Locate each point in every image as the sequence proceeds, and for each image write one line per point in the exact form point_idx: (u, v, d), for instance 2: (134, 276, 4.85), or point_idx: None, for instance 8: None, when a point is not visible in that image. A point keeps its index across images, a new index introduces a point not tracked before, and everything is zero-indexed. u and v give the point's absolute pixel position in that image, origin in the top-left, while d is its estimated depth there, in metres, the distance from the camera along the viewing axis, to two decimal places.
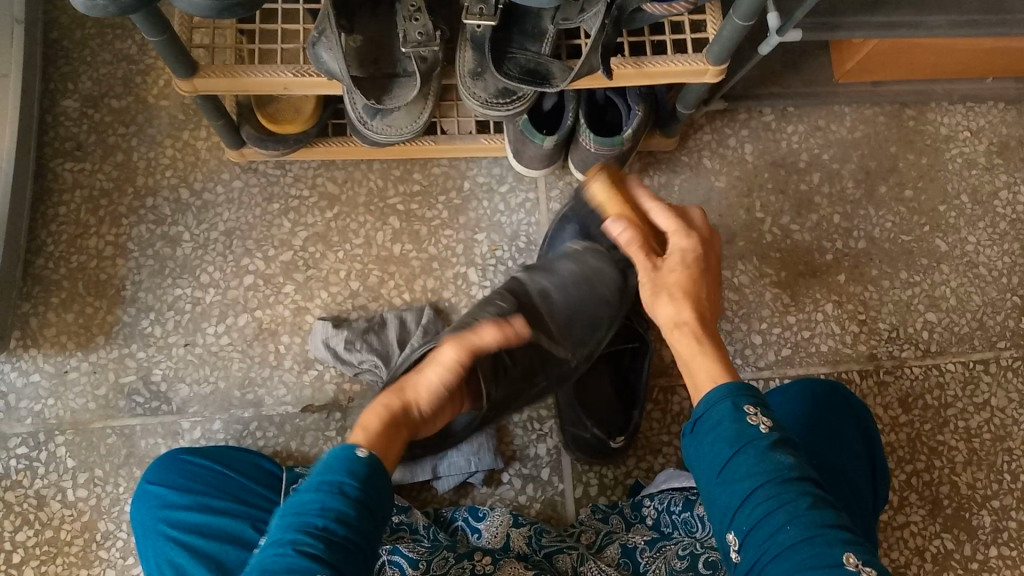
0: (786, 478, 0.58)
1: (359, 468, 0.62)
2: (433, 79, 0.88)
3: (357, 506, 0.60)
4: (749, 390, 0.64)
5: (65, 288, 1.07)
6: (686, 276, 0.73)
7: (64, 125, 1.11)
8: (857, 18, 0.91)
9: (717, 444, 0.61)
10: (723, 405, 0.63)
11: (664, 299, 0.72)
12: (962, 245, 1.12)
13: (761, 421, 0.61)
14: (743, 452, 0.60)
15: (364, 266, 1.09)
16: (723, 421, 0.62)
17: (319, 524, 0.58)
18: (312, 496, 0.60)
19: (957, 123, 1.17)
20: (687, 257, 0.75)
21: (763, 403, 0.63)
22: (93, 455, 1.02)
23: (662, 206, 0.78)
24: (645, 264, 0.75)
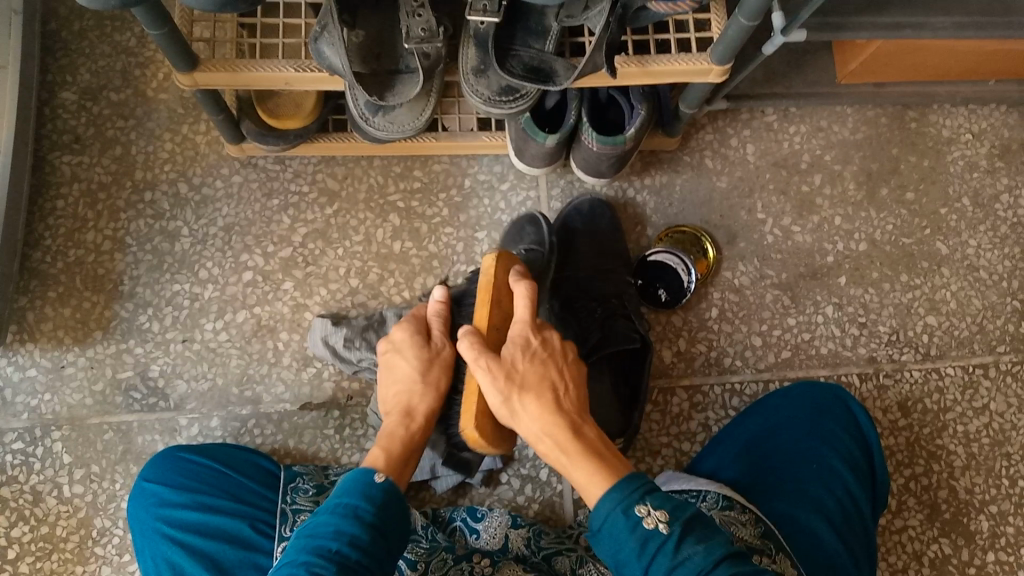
0: (704, 573, 0.59)
1: (375, 493, 0.65)
2: (436, 76, 0.86)
3: (371, 531, 0.63)
4: (631, 484, 0.64)
5: (62, 282, 1.06)
6: (537, 368, 0.73)
7: (62, 118, 1.11)
8: (862, 19, 0.90)
9: (626, 557, 0.61)
10: (615, 517, 0.62)
11: (523, 401, 0.71)
12: (962, 248, 1.12)
13: (655, 519, 0.61)
14: (654, 561, 0.60)
15: (364, 264, 1.08)
16: (622, 538, 0.62)
17: (333, 547, 0.61)
18: (328, 519, 0.63)
19: (959, 126, 1.17)
20: (529, 342, 0.75)
21: (652, 498, 0.63)
22: (90, 450, 1.01)
23: (522, 300, 0.77)
24: (478, 362, 0.72)
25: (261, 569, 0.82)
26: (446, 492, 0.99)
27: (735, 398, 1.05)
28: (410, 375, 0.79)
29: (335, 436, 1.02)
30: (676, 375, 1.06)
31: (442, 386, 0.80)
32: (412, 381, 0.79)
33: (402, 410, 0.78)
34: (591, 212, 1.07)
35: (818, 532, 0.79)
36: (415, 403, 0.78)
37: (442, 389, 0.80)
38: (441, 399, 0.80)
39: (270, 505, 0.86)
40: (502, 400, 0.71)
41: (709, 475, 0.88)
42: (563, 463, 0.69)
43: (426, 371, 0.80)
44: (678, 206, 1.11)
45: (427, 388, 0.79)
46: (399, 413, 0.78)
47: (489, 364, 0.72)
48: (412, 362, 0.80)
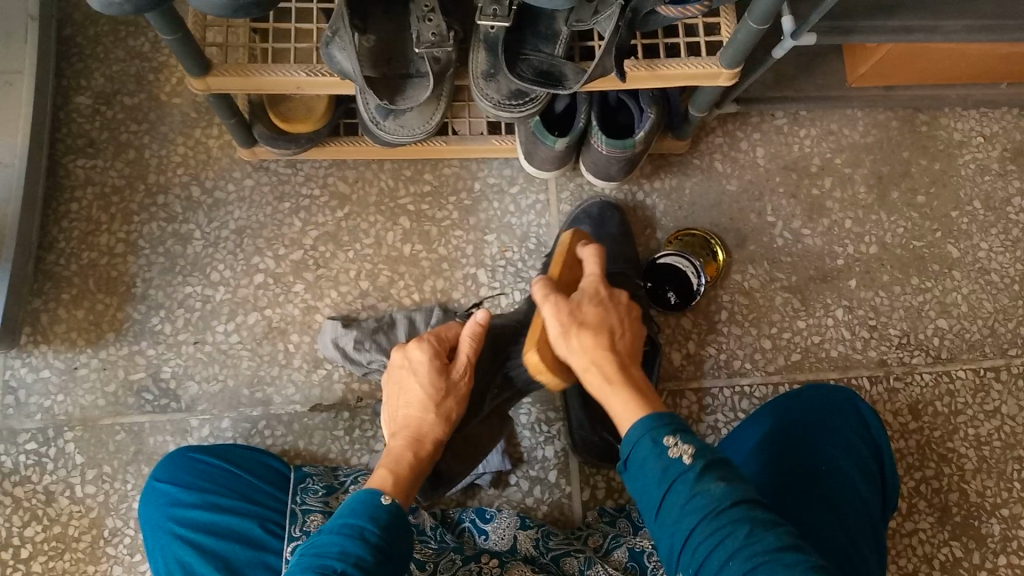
0: (720, 509, 0.58)
1: (381, 516, 0.64)
2: (445, 81, 0.88)
3: (376, 554, 0.62)
4: (669, 418, 0.64)
5: (76, 284, 1.07)
6: (598, 312, 0.74)
7: (76, 123, 1.12)
8: (869, 22, 0.90)
9: (648, 484, 0.62)
10: (643, 442, 0.63)
11: (575, 335, 0.72)
12: (974, 251, 1.12)
13: (682, 450, 0.61)
14: (673, 491, 0.60)
15: (374, 266, 1.09)
16: (647, 460, 0.62)
17: (338, 566, 0.60)
18: (333, 539, 0.62)
19: (971, 128, 1.16)
20: (600, 292, 0.77)
21: (684, 432, 0.63)
22: (102, 451, 1.02)
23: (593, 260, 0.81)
24: (548, 298, 0.75)
25: (270, 568, 0.82)
26: (455, 494, 0.99)
27: (745, 401, 1.05)
28: (421, 398, 0.76)
29: (345, 437, 1.03)
30: (686, 377, 1.06)
31: (452, 417, 0.78)
32: (424, 404, 0.76)
33: (411, 434, 0.75)
34: (601, 215, 1.07)
35: (840, 538, 0.78)
36: (425, 427, 0.76)
37: (453, 419, 0.78)
38: (450, 429, 0.78)
39: (278, 503, 0.87)
40: (557, 331, 0.73)
41: None
42: (606, 394, 0.69)
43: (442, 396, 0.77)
44: (688, 209, 1.11)
45: (439, 413, 0.76)
46: (407, 437, 0.75)
47: (558, 301, 0.75)
48: (425, 384, 0.77)
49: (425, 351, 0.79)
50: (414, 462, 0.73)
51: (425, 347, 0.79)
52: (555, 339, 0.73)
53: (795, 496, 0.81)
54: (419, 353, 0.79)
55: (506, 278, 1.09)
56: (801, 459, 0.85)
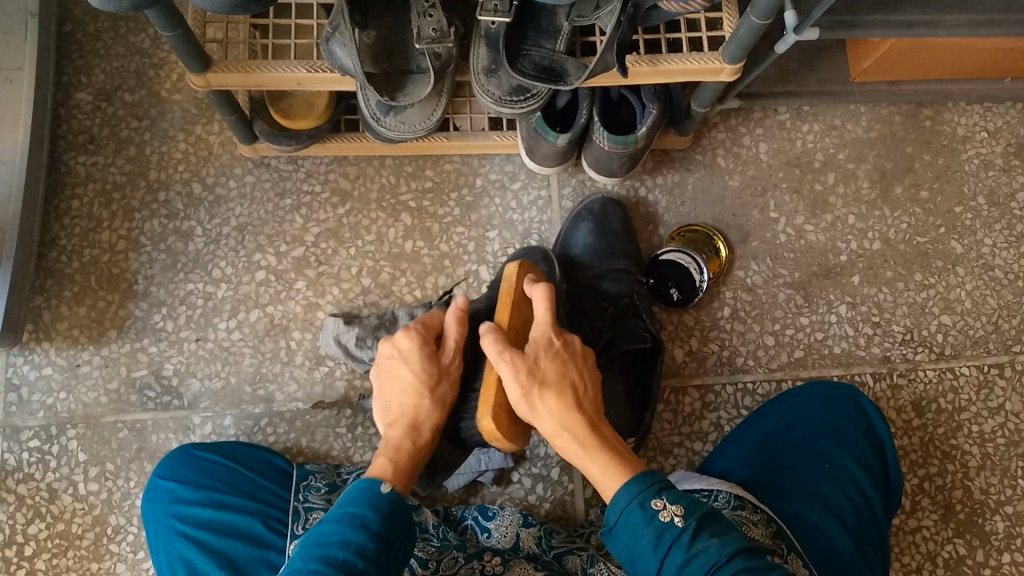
0: (718, 566, 0.60)
1: (381, 503, 0.65)
2: (446, 76, 0.87)
3: (377, 541, 0.63)
4: (652, 477, 0.65)
5: (77, 282, 1.07)
6: (557, 367, 0.73)
7: (77, 119, 1.12)
8: (874, 17, 0.90)
9: (642, 550, 0.62)
10: (631, 510, 0.63)
11: (540, 399, 0.71)
12: (977, 247, 1.11)
13: (671, 512, 0.62)
14: (669, 555, 0.61)
15: (376, 263, 1.09)
16: (637, 529, 0.62)
17: (340, 556, 0.61)
18: (334, 528, 0.63)
19: (975, 123, 1.16)
20: (552, 341, 0.75)
21: (669, 491, 0.63)
22: (104, 449, 1.02)
23: (542, 300, 0.78)
24: (502, 358, 0.72)
25: (272, 566, 0.82)
26: (457, 491, 0.99)
27: (747, 397, 1.05)
28: (416, 385, 0.76)
29: (347, 435, 1.03)
30: (688, 374, 1.05)
31: (448, 400, 0.78)
32: (418, 391, 0.76)
33: (407, 422, 0.75)
34: (603, 212, 1.06)
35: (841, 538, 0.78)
36: (421, 414, 0.76)
37: (448, 403, 0.78)
38: (446, 413, 0.78)
39: (281, 502, 0.86)
40: (519, 395, 0.71)
41: (721, 475, 0.88)
42: (580, 459, 0.69)
43: (435, 382, 0.77)
44: (690, 205, 1.11)
45: (434, 398, 0.77)
46: (403, 424, 0.75)
47: (514, 360, 0.72)
48: (417, 372, 0.77)
49: (410, 338, 0.79)
50: (412, 450, 0.73)
51: (411, 335, 0.79)
52: (517, 403, 0.71)
53: (784, 490, 0.82)
54: (405, 342, 0.79)
55: None
56: (802, 461, 0.85)
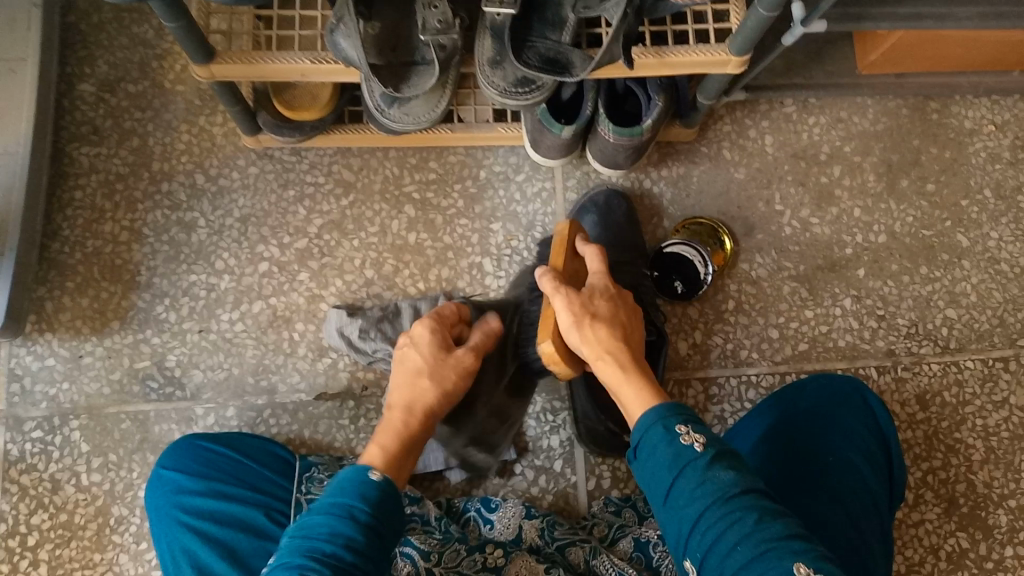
0: (728, 496, 0.58)
1: (370, 493, 0.63)
2: (451, 68, 0.86)
3: (367, 532, 0.61)
4: (681, 408, 0.65)
5: (80, 273, 1.07)
6: (609, 303, 0.74)
7: (80, 110, 1.11)
8: (882, 9, 0.89)
9: (657, 469, 0.62)
10: (655, 429, 0.63)
11: (588, 325, 0.72)
12: (983, 241, 1.11)
13: (694, 438, 0.61)
14: (683, 476, 0.60)
15: (379, 255, 1.08)
16: (658, 446, 0.62)
17: (328, 550, 0.59)
18: (322, 519, 0.61)
19: (982, 116, 1.15)
20: (608, 288, 0.77)
21: (695, 421, 0.63)
22: (107, 439, 1.02)
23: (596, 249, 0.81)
24: (560, 289, 0.74)
25: None
26: (460, 483, 0.99)
27: (751, 390, 1.05)
28: (419, 367, 0.75)
29: (350, 426, 1.03)
30: (692, 367, 1.05)
31: (449, 390, 0.75)
32: (421, 375, 0.74)
33: (405, 406, 0.72)
34: (607, 205, 1.06)
35: (849, 535, 0.78)
36: (416, 399, 0.73)
37: (449, 393, 0.75)
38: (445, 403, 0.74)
39: (284, 494, 0.87)
40: (569, 319, 0.72)
41: None
42: (618, 385, 0.69)
43: (438, 369, 0.75)
44: (695, 198, 1.10)
45: (435, 384, 0.74)
46: (399, 406, 0.72)
47: (569, 291, 0.74)
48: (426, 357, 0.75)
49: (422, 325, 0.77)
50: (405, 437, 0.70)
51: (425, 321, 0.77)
52: (567, 328, 0.72)
53: (794, 484, 0.82)
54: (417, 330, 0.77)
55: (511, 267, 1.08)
56: (809, 451, 0.85)
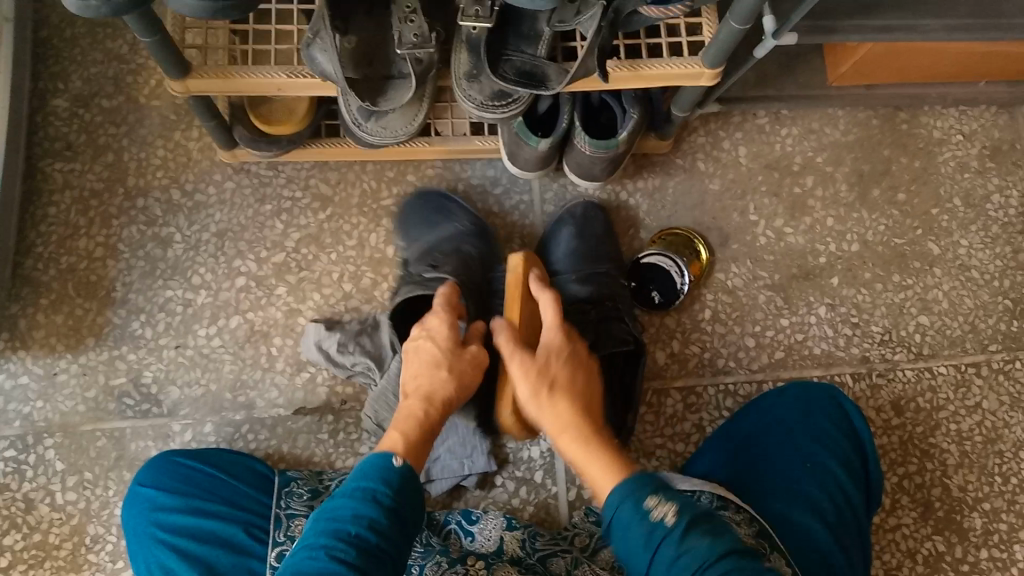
0: (708, 565, 0.59)
1: (393, 478, 0.64)
2: (428, 81, 0.87)
3: (389, 515, 0.62)
4: (644, 477, 0.64)
5: (55, 289, 1.06)
6: (565, 370, 0.76)
7: (54, 125, 1.10)
8: (852, 22, 0.91)
9: (633, 547, 0.62)
10: (623, 507, 0.63)
11: (545, 399, 0.74)
12: (954, 248, 1.13)
13: (664, 510, 0.61)
14: (660, 552, 0.60)
15: (358, 268, 1.08)
16: (631, 524, 0.62)
17: (352, 530, 0.61)
18: (346, 502, 0.63)
19: (950, 126, 1.17)
20: (562, 346, 0.78)
21: (661, 489, 0.63)
22: (82, 458, 1.01)
23: (551, 301, 0.82)
24: (517, 357, 0.76)
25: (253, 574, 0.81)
26: (440, 496, 0.99)
27: (729, 399, 1.05)
28: (436, 358, 0.79)
29: (329, 441, 1.02)
30: (671, 377, 1.06)
31: (463, 378, 0.79)
32: (439, 367, 0.79)
33: (422, 394, 0.77)
34: (585, 216, 1.07)
35: (828, 546, 0.78)
36: (437, 389, 0.77)
37: (465, 382, 0.79)
38: (461, 390, 0.79)
39: (264, 511, 0.86)
40: (527, 393, 0.75)
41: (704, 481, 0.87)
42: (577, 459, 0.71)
43: (453, 360, 0.80)
44: (671, 209, 1.11)
45: (452, 375, 0.79)
46: (421, 396, 0.77)
47: (525, 363, 0.76)
48: (443, 348, 0.80)
49: (435, 315, 0.82)
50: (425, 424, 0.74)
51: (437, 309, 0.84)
52: (526, 401, 0.75)
53: (769, 493, 0.82)
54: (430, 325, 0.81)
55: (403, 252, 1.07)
56: (785, 465, 0.85)
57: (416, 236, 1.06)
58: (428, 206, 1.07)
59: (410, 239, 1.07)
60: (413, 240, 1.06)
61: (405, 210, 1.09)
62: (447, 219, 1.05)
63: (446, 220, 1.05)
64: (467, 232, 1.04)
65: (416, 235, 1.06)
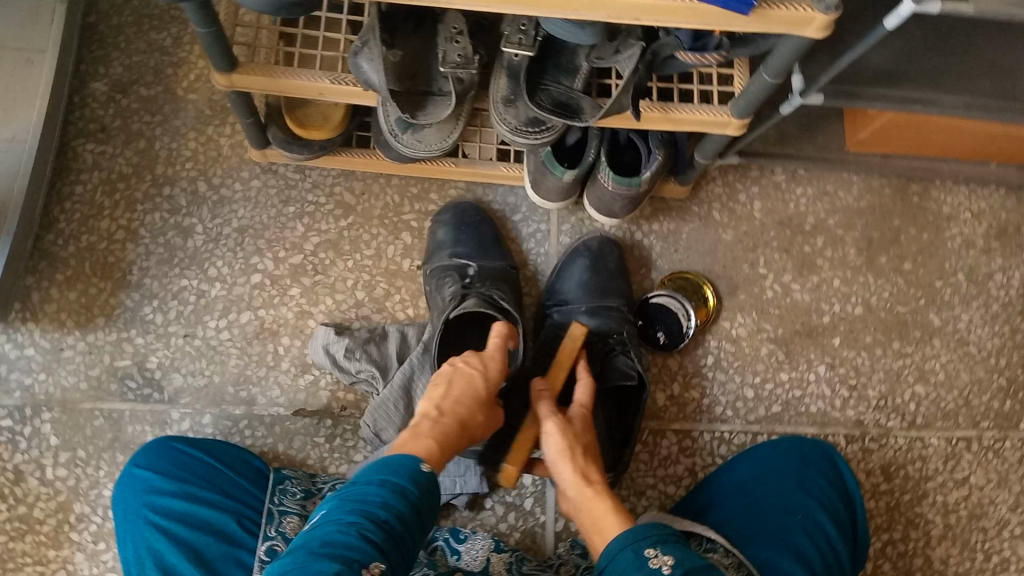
0: None
1: (420, 479, 0.66)
2: (466, 101, 0.89)
3: (413, 510, 0.64)
4: (647, 529, 0.66)
5: (71, 266, 1.07)
6: (589, 443, 0.85)
7: (91, 107, 1.13)
8: (875, 90, 0.93)
9: None
10: (625, 554, 0.65)
11: (575, 457, 0.81)
12: (955, 321, 1.15)
13: (662, 561, 0.63)
14: None
15: (372, 278, 1.10)
16: (628, 569, 0.64)
17: (382, 516, 0.61)
18: (375, 488, 0.64)
19: (960, 203, 1.20)
20: (588, 424, 0.87)
21: (663, 542, 0.65)
22: (78, 435, 1.01)
23: (590, 383, 0.90)
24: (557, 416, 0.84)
25: (242, 566, 0.81)
26: None
27: (723, 446, 1.07)
28: (478, 397, 0.81)
29: (325, 445, 1.03)
30: (667, 418, 1.07)
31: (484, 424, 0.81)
32: (479, 406, 0.81)
33: (458, 419, 0.77)
34: (600, 250, 1.09)
35: None
36: (472, 421, 0.79)
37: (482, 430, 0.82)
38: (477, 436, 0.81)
39: (257, 504, 0.86)
40: (561, 448, 0.82)
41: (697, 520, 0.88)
42: (594, 513, 0.75)
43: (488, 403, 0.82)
44: (683, 254, 1.14)
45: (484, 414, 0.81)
46: (458, 421, 0.77)
47: (562, 424, 0.84)
48: (486, 392, 0.82)
49: (489, 360, 0.85)
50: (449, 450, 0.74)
51: (490, 355, 0.85)
52: (556, 455, 0.82)
53: (760, 536, 0.83)
54: (484, 369, 0.83)
55: (439, 258, 1.06)
56: (780, 511, 0.86)
57: (470, 249, 1.06)
58: (485, 229, 1.09)
59: (460, 245, 1.07)
60: (468, 251, 1.06)
61: (460, 214, 1.10)
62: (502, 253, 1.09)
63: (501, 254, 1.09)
64: (512, 275, 1.07)
65: (468, 248, 1.06)
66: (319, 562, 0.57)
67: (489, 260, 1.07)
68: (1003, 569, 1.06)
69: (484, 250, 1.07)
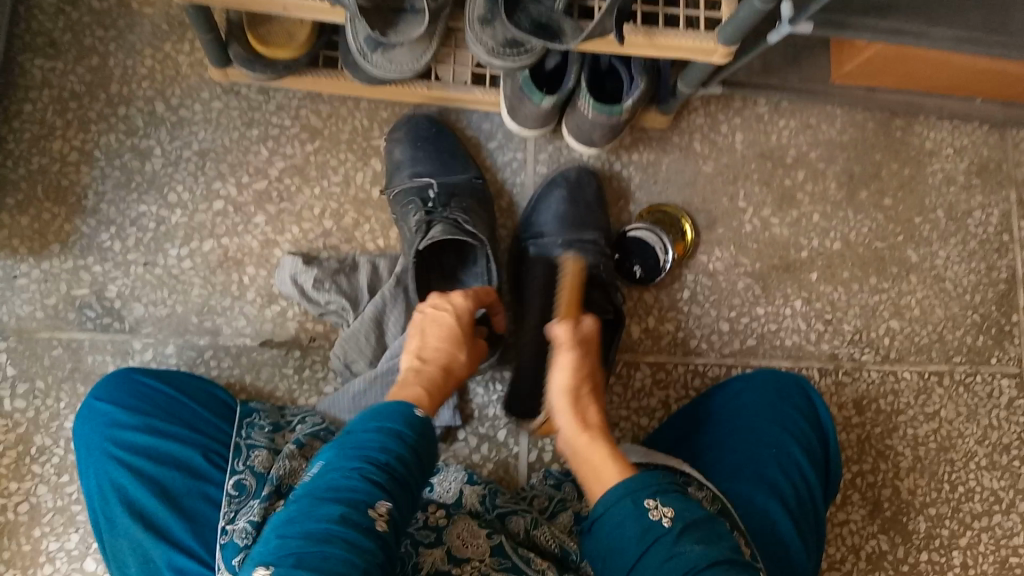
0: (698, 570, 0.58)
1: (417, 420, 0.64)
2: (441, 19, 0.85)
3: (414, 451, 0.62)
4: (645, 477, 0.64)
5: (23, 189, 1.02)
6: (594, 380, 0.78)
7: (38, 19, 1.05)
8: (866, 21, 0.89)
9: (624, 541, 0.61)
10: (622, 503, 0.63)
11: (575, 397, 0.75)
12: (931, 258, 1.14)
13: (662, 512, 0.61)
14: (651, 551, 0.60)
15: (341, 206, 1.06)
16: (626, 519, 0.62)
17: (383, 457, 0.60)
18: (373, 432, 0.62)
19: (943, 139, 1.17)
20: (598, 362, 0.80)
21: (662, 491, 0.63)
22: (36, 365, 0.98)
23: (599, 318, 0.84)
24: (575, 350, 0.76)
25: (209, 500, 0.79)
26: None
27: (697, 379, 1.06)
28: (455, 335, 0.78)
29: (293, 376, 1.00)
30: (642, 351, 1.06)
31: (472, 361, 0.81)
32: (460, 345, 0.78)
33: (441, 365, 0.76)
34: (578, 180, 1.06)
35: (786, 528, 0.79)
36: (456, 364, 0.78)
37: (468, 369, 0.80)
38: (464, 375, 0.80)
39: (223, 437, 0.84)
40: (566, 385, 0.75)
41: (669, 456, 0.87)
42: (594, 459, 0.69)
43: (470, 338, 0.80)
44: (662, 185, 1.11)
45: (467, 353, 0.79)
46: (441, 366, 0.76)
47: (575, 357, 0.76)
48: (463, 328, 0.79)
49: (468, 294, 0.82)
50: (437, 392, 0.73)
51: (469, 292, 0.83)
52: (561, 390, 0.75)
53: (735, 472, 0.83)
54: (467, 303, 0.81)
55: (399, 177, 1.03)
56: (754, 448, 0.86)
57: (430, 168, 1.02)
58: (443, 144, 1.05)
59: (420, 164, 1.03)
60: (429, 169, 1.02)
61: (414, 130, 1.05)
62: (466, 167, 1.05)
63: (465, 168, 1.05)
64: (478, 188, 1.04)
65: (428, 167, 1.02)
66: (324, 506, 0.57)
67: (450, 176, 1.03)
68: (966, 498, 1.08)
69: (446, 167, 1.03)
